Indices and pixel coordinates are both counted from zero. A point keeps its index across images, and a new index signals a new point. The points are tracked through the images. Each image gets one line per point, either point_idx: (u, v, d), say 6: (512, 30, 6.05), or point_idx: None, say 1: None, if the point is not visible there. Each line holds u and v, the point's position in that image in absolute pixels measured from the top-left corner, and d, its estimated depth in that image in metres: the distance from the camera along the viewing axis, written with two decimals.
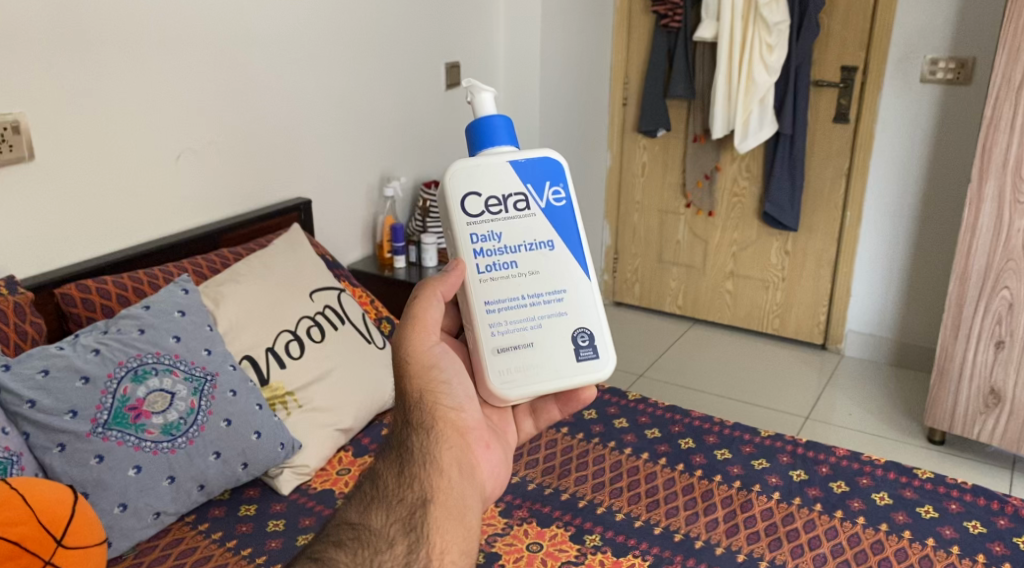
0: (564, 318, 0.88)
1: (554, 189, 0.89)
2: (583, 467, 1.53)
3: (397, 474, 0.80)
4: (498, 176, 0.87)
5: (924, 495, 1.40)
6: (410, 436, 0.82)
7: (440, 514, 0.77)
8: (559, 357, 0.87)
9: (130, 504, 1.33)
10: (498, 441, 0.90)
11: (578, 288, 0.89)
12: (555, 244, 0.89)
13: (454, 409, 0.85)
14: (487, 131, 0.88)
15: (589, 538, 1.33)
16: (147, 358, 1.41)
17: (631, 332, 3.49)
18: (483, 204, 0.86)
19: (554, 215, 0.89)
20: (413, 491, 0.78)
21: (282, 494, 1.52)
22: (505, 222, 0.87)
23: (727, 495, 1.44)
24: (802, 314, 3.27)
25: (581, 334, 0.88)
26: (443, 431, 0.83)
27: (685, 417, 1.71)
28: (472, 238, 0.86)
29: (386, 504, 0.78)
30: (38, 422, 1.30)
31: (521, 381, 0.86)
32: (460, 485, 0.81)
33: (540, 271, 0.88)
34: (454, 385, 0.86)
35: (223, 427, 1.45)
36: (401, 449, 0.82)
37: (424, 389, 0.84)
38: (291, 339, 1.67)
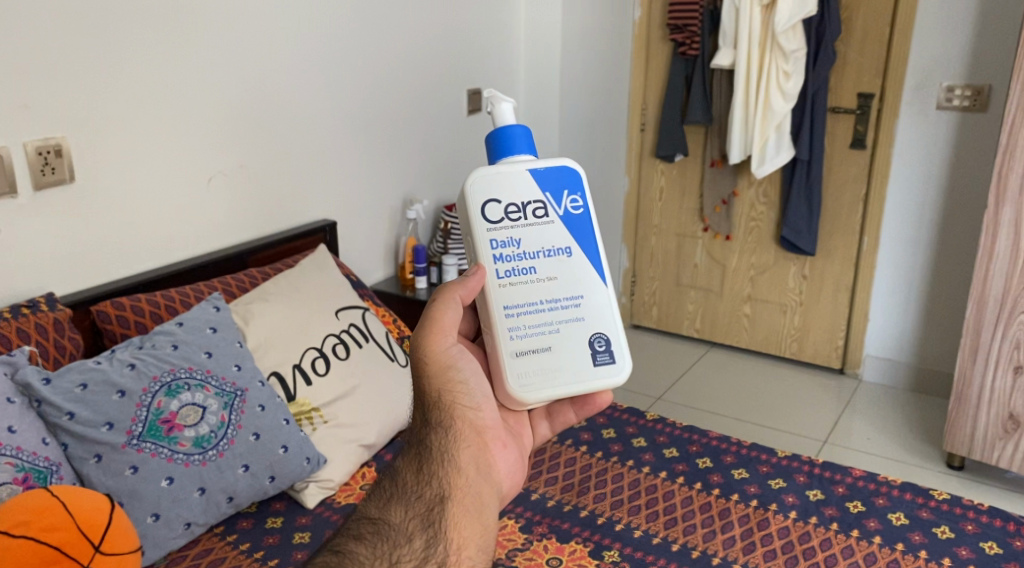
0: (582, 323, 0.92)
1: (572, 197, 0.93)
2: (602, 484, 1.56)
3: (416, 471, 0.85)
4: (517, 184, 0.91)
5: (941, 516, 1.41)
6: (429, 435, 0.87)
7: (457, 511, 0.83)
8: (577, 360, 0.91)
9: (163, 514, 1.38)
10: (515, 442, 0.93)
11: (594, 295, 0.93)
12: (573, 251, 0.93)
13: (472, 409, 0.89)
14: (506, 140, 0.93)
15: (607, 554, 1.36)
16: (180, 373, 1.46)
17: (649, 355, 3.50)
18: (503, 211, 0.91)
19: (572, 223, 0.93)
20: (430, 488, 0.84)
21: (308, 507, 1.56)
22: (524, 229, 0.91)
23: (745, 513, 1.46)
24: (820, 338, 3.28)
25: (598, 339, 0.92)
26: (461, 430, 0.87)
27: (703, 436, 1.73)
28: (491, 243, 0.90)
29: (405, 500, 0.84)
30: (76, 433, 1.35)
31: (539, 384, 0.89)
32: (477, 482, 0.85)
33: (558, 276, 0.92)
34: (473, 383, 0.90)
35: (252, 440, 1.49)
36: (419, 447, 0.87)
37: (443, 388, 0.88)
38: (317, 356, 1.71)
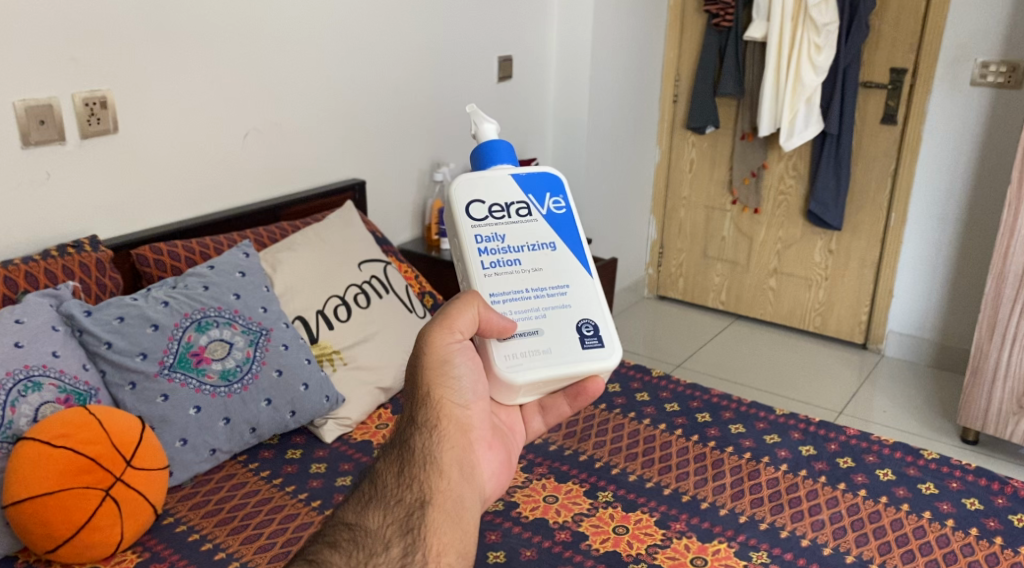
0: (569, 311, 0.86)
1: (554, 198, 0.90)
2: (603, 433, 1.63)
3: (397, 474, 0.75)
4: (500, 186, 0.88)
5: (927, 473, 1.48)
6: (413, 436, 0.78)
7: (439, 516, 0.73)
8: (566, 345, 0.85)
9: (190, 440, 1.49)
10: (500, 444, 0.86)
11: (581, 285, 0.88)
12: (557, 245, 0.89)
13: (461, 406, 0.81)
14: (492, 153, 0.90)
15: (602, 494, 1.43)
16: (210, 311, 1.56)
17: (673, 325, 3.55)
18: (487, 210, 0.86)
19: (556, 222, 0.89)
20: (411, 493, 0.74)
21: (326, 441, 1.66)
22: (509, 227, 0.87)
23: (737, 464, 1.52)
24: (844, 313, 3.29)
25: (586, 325, 0.86)
26: (446, 430, 0.79)
27: (705, 394, 1.79)
28: (476, 239, 0.85)
29: (384, 504, 0.73)
30: (113, 360, 1.46)
31: (530, 366, 0.82)
32: (459, 487, 0.77)
33: (543, 268, 0.87)
34: (464, 381, 0.81)
35: (275, 377, 1.60)
36: (401, 448, 0.77)
37: (434, 382, 0.80)
38: (339, 304, 1.82)
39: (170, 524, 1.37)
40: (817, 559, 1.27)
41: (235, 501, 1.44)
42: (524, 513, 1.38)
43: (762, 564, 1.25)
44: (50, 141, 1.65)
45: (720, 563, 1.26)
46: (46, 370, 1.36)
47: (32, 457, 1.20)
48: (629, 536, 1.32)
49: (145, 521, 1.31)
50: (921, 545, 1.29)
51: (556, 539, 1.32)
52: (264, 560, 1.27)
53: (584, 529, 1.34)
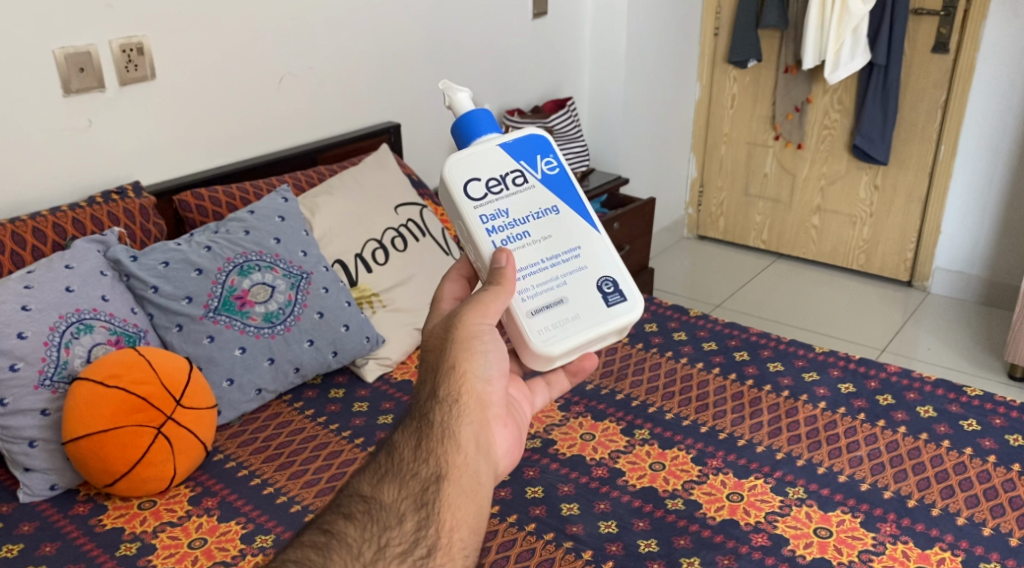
0: (586, 272, 0.82)
1: (547, 159, 0.84)
2: (639, 372, 1.64)
3: (413, 446, 0.67)
4: (490, 159, 0.81)
5: (969, 410, 1.47)
6: (432, 407, 0.69)
7: (455, 491, 0.65)
8: (591, 307, 0.81)
9: (237, 379, 1.53)
10: (514, 423, 0.78)
11: (591, 240, 0.83)
12: (560, 208, 0.83)
13: (484, 379, 0.73)
14: (470, 126, 0.82)
15: (638, 432, 1.45)
16: (251, 256, 1.59)
17: (713, 265, 3.51)
18: (485, 187, 0.80)
19: (553, 184, 0.83)
20: (427, 467, 0.65)
21: (367, 381, 1.69)
22: (511, 199, 0.81)
23: (775, 402, 1.52)
24: (889, 250, 3.21)
25: (605, 282, 0.82)
26: (466, 404, 0.70)
27: (743, 332, 1.79)
28: (481, 221, 0.79)
29: (399, 478, 0.65)
30: (160, 304, 1.50)
31: (562, 335, 0.79)
32: (479, 464, 0.68)
33: (552, 235, 0.82)
34: (490, 355, 0.74)
35: (317, 318, 1.63)
36: (419, 420, 0.69)
37: (458, 355, 0.72)
38: (377, 247, 1.83)
39: (220, 460, 1.42)
40: (855, 495, 1.27)
41: (281, 438, 1.49)
42: (561, 451, 1.40)
43: (798, 499, 1.26)
44: (90, 88, 1.67)
45: (756, 499, 1.27)
46: (97, 314, 1.40)
47: (87, 398, 1.26)
48: (666, 473, 1.34)
49: (196, 458, 1.35)
50: (960, 481, 1.28)
51: (593, 475, 1.34)
52: (309, 494, 1.32)
53: (621, 465, 1.36)
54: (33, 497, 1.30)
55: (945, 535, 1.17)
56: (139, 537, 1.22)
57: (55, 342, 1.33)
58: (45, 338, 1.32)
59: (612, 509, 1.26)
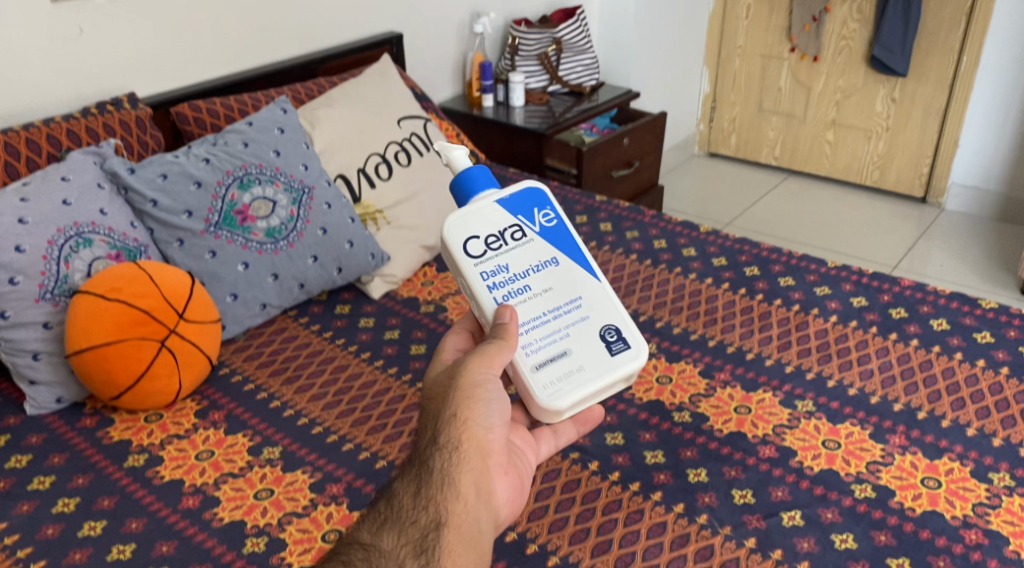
0: (589, 322, 0.84)
1: (544, 211, 0.86)
2: (648, 288, 1.62)
3: (413, 494, 0.76)
4: (488, 215, 0.84)
5: (984, 322, 1.44)
6: (432, 454, 0.77)
7: (453, 538, 0.73)
8: (596, 359, 0.83)
9: (240, 294, 1.51)
10: (517, 468, 0.85)
11: (592, 289, 0.85)
12: (560, 259, 0.86)
13: (484, 427, 0.80)
14: (466, 183, 0.85)
15: (646, 347, 1.43)
16: (251, 170, 1.55)
17: (724, 183, 3.44)
18: (483, 244, 0.83)
19: (552, 236, 0.86)
20: (427, 514, 0.74)
21: (373, 298, 1.66)
22: (511, 254, 0.84)
23: (785, 316, 1.50)
24: (904, 166, 3.13)
25: (608, 330, 0.84)
26: (465, 452, 0.77)
27: (754, 248, 1.75)
28: (482, 278, 0.82)
29: (400, 525, 0.74)
30: (159, 218, 1.48)
31: (568, 388, 0.82)
32: (476, 512, 0.76)
33: (553, 287, 0.85)
34: (491, 405, 0.80)
35: (320, 235, 1.60)
36: (420, 467, 0.77)
37: (460, 403, 0.79)
38: (380, 162, 1.78)
39: (226, 374, 1.42)
40: (865, 407, 1.25)
41: (288, 353, 1.48)
42: None
43: (807, 411, 1.25)
44: None
45: (764, 411, 1.26)
46: (96, 227, 1.38)
47: (88, 311, 1.25)
48: (673, 387, 1.33)
49: (201, 372, 1.34)
50: (972, 393, 1.27)
51: None
52: (317, 407, 1.32)
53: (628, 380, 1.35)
54: (39, 409, 1.30)
55: (955, 447, 1.17)
56: (147, 449, 1.23)
57: (54, 256, 1.31)
58: (43, 252, 1.30)
59: (618, 422, 1.25)
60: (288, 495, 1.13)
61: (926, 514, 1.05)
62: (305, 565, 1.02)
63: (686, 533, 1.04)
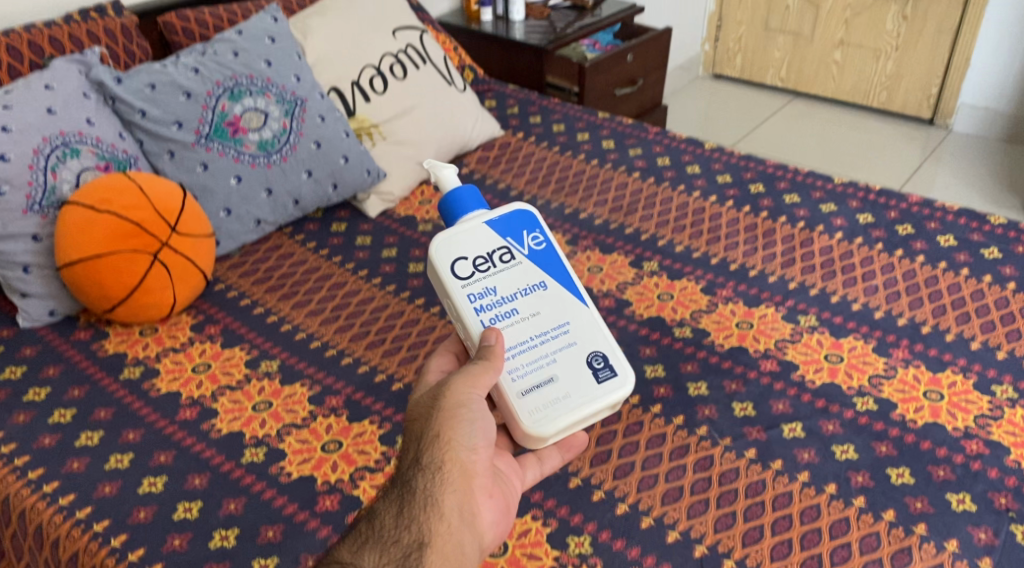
0: (575, 348, 0.83)
1: (533, 234, 0.86)
2: (650, 206, 1.58)
3: (395, 513, 0.72)
4: (477, 237, 0.83)
5: (992, 239, 1.42)
6: (414, 475, 0.74)
7: (436, 559, 0.70)
8: (582, 387, 0.81)
9: (234, 210, 1.48)
10: (503, 492, 0.81)
11: (579, 315, 0.84)
12: (548, 283, 0.84)
13: (469, 448, 0.76)
14: (456, 205, 0.86)
15: (647, 265, 1.41)
16: (242, 80, 1.50)
17: (727, 105, 3.36)
18: (472, 265, 0.82)
19: (541, 260, 0.85)
20: (409, 533, 0.71)
21: (370, 217, 1.62)
22: (499, 277, 0.83)
23: (790, 233, 1.47)
24: (912, 87, 3.06)
25: (593, 357, 0.83)
26: (448, 473, 0.74)
27: (759, 165, 1.71)
28: (469, 300, 0.81)
29: (381, 544, 0.70)
30: (149, 129, 1.44)
31: (553, 414, 0.80)
32: (460, 534, 0.73)
33: (540, 311, 0.83)
34: (477, 427, 0.77)
35: (314, 149, 1.56)
36: (402, 487, 0.74)
37: (443, 423, 0.76)
38: (375, 75, 1.73)
39: (221, 290, 1.40)
40: (869, 323, 1.24)
41: (284, 269, 1.45)
42: None
43: (810, 326, 1.24)
44: None
45: (766, 327, 1.24)
46: (83, 138, 1.33)
47: (79, 222, 1.22)
48: (674, 304, 1.31)
49: (196, 286, 1.32)
50: (977, 309, 1.25)
51: (599, 306, 1.31)
52: (314, 323, 1.30)
53: (629, 297, 1.33)
54: (33, 322, 1.29)
55: (958, 360, 1.16)
56: (143, 362, 1.22)
57: (40, 167, 1.27)
58: (29, 161, 1.26)
59: (618, 338, 1.24)
60: (287, 407, 1.13)
61: (928, 426, 1.05)
62: (305, 475, 1.02)
63: (686, 445, 1.03)
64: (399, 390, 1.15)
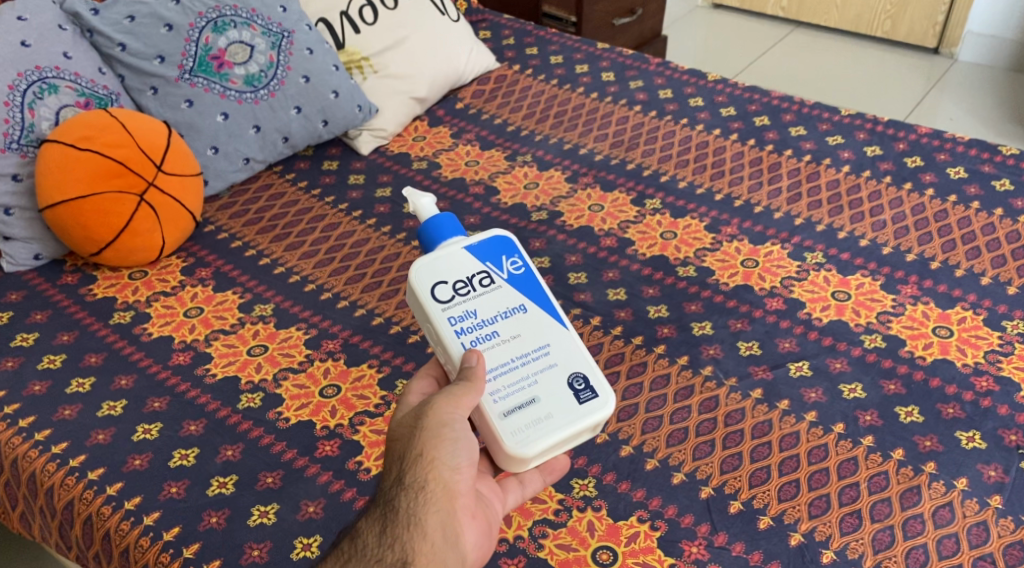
0: (558, 370, 0.74)
1: (512, 258, 0.78)
2: (652, 141, 1.53)
3: (378, 532, 0.66)
4: (455, 260, 0.76)
5: (1003, 170, 1.38)
6: (396, 494, 0.67)
7: None
8: (566, 410, 0.73)
9: (222, 148, 1.43)
10: (488, 512, 0.73)
11: (561, 337, 0.76)
12: (529, 307, 0.76)
13: (453, 465, 0.69)
14: (432, 229, 0.78)
15: (649, 203, 1.37)
16: (226, 11, 1.42)
17: (728, 35, 3.26)
18: (450, 288, 0.74)
19: (522, 285, 0.77)
20: (392, 553, 0.65)
21: (362, 154, 1.56)
22: (478, 300, 0.75)
23: (796, 167, 1.43)
24: (918, 16, 2.95)
25: (575, 377, 0.74)
26: (432, 493, 0.67)
27: (764, 97, 1.65)
28: (449, 323, 0.73)
29: (362, 564, 0.65)
30: (130, 64, 1.37)
31: (535, 436, 0.71)
32: (444, 555, 0.66)
33: (521, 334, 0.75)
34: (462, 444, 0.70)
35: (302, 83, 1.49)
36: (384, 506, 0.68)
37: (426, 441, 0.69)
38: (365, 5, 1.66)
39: (212, 232, 1.35)
40: (877, 259, 1.21)
41: (275, 211, 1.41)
42: (568, 222, 1.33)
43: (816, 264, 1.21)
44: None
45: (772, 264, 1.21)
46: (60, 73, 1.27)
47: (61, 161, 1.17)
48: (677, 242, 1.28)
49: (185, 228, 1.28)
50: (988, 242, 1.22)
51: (601, 245, 1.28)
52: (308, 265, 1.27)
53: (630, 236, 1.30)
54: (18, 266, 1.25)
55: (968, 296, 1.13)
56: (133, 306, 1.18)
57: (16, 103, 1.21)
58: (4, 98, 1.21)
59: (620, 278, 1.21)
60: (282, 351, 1.10)
61: (937, 362, 1.04)
62: (303, 420, 1.00)
63: (690, 385, 1.01)
64: (396, 333, 1.13)
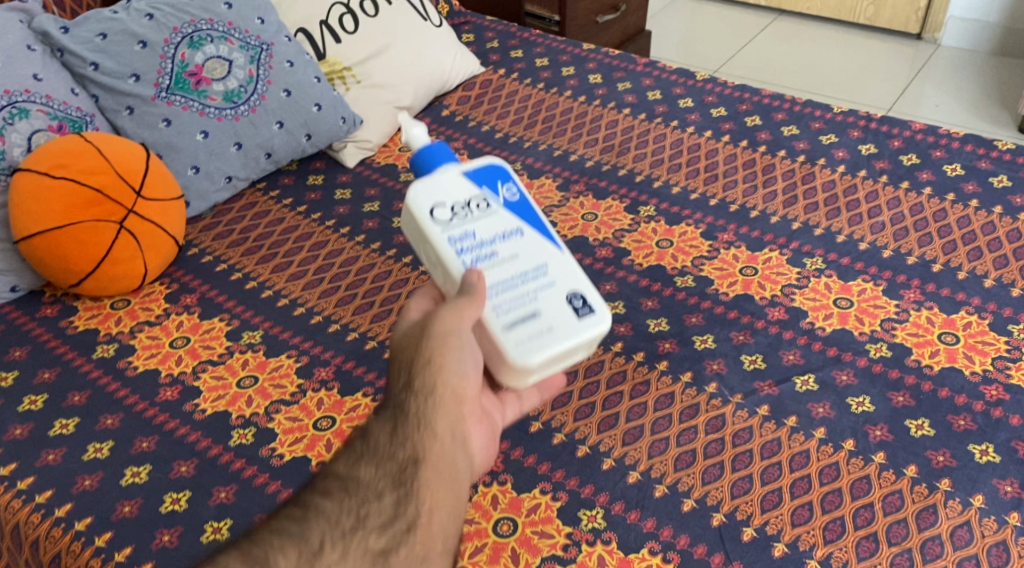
0: (556, 288, 0.74)
1: (508, 186, 0.79)
2: (643, 145, 1.50)
3: (390, 431, 0.68)
4: (452, 184, 0.77)
5: (1000, 166, 1.36)
6: (408, 398, 0.69)
7: (431, 477, 0.66)
8: (566, 324, 0.73)
9: (203, 167, 1.38)
10: (487, 419, 0.77)
11: (558, 257, 0.76)
12: (526, 231, 0.77)
13: (460, 372, 0.71)
14: (428, 159, 0.79)
15: (644, 210, 1.34)
16: (201, 25, 1.38)
17: (710, 26, 3.24)
18: (449, 209, 0.75)
19: (517, 211, 0.78)
20: (405, 450, 0.67)
21: (348, 166, 1.52)
22: (476, 222, 0.75)
23: (790, 168, 1.40)
24: (899, 1, 2.92)
25: (574, 295, 0.74)
26: (442, 397, 0.69)
27: (754, 95, 1.63)
28: (450, 242, 0.74)
29: (376, 458, 0.66)
30: (103, 84, 1.33)
31: (538, 347, 0.71)
32: (454, 455, 0.69)
33: (519, 255, 0.75)
34: (468, 353, 0.72)
35: (283, 97, 1.45)
36: (395, 407, 0.69)
37: (435, 349, 0.70)
38: (345, 13, 1.61)
39: (195, 255, 1.31)
40: (877, 263, 1.19)
41: (260, 230, 1.36)
42: (562, 233, 1.30)
43: (816, 270, 1.19)
44: None
45: (771, 272, 1.19)
46: (31, 97, 1.23)
47: (35, 190, 1.13)
48: (673, 251, 1.25)
49: (167, 254, 1.24)
50: (989, 242, 1.20)
51: (596, 256, 1.25)
52: (297, 288, 1.23)
53: (626, 245, 1.27)
54: None
55: (972, 300, 1.11)
56: (116, 338, 1.14)
57: None
58: None
59: (617, 290, 1.18)
60: (273, 381, 1.07)
61: (945, 371, 1.01)
62: (297, 456, 0.96)
63: (696, 404, 0.99)
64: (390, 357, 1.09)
